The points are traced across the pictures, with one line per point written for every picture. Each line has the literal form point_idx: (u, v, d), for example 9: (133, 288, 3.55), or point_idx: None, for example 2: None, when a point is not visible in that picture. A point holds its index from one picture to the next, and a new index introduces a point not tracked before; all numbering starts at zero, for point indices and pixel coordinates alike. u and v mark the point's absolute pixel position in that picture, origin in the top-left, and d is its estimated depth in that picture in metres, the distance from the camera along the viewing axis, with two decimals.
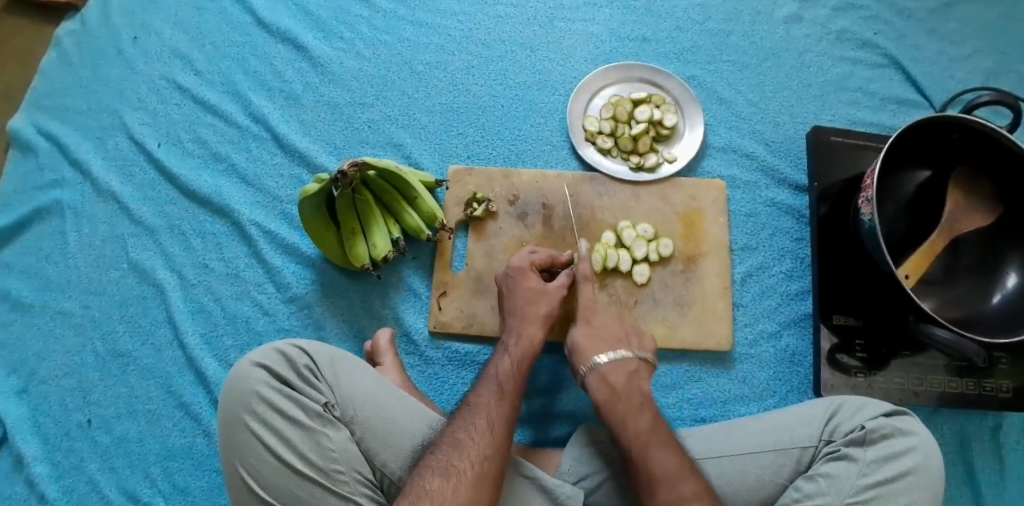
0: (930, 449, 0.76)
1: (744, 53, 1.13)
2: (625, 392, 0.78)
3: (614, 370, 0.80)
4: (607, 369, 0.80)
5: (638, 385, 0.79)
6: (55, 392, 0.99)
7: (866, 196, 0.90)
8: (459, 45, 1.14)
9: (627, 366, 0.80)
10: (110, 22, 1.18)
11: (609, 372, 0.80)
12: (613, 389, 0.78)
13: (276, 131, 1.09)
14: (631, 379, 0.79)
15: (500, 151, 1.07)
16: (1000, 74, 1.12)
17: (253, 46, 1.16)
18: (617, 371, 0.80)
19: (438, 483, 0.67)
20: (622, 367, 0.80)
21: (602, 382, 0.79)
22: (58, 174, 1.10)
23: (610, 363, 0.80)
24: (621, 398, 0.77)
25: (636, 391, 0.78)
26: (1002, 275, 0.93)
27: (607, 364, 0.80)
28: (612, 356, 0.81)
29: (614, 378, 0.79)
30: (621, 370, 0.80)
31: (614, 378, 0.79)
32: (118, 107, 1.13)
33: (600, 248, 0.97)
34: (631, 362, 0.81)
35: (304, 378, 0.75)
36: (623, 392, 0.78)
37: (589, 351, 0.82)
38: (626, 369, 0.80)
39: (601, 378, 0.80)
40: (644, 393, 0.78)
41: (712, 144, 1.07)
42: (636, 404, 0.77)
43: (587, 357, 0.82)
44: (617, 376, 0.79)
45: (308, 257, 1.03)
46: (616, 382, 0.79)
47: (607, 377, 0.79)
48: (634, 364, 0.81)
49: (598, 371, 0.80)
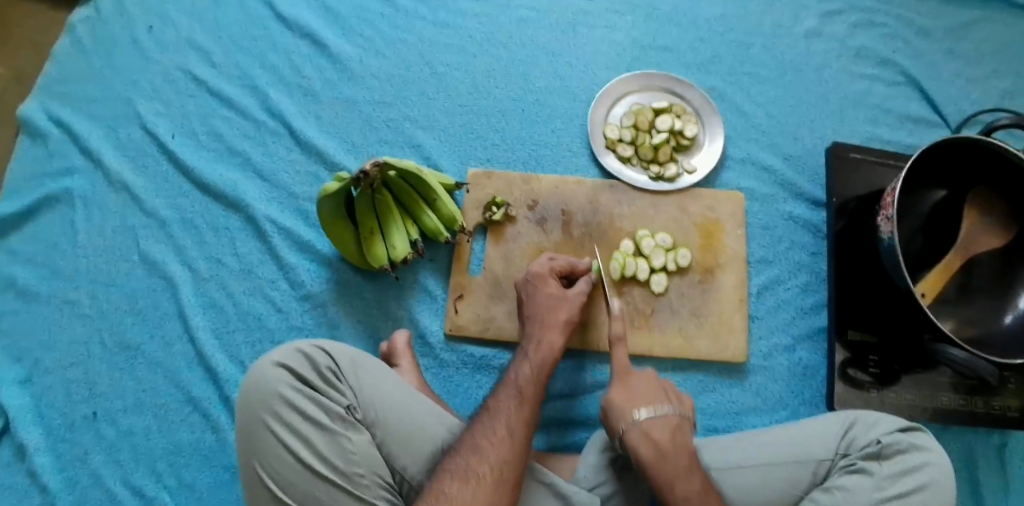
0: (944, 467, 0.77)
1: (764, 66, 1.13)
2: (671, 452, 0.73)
3: (657, 426, 0.75)
4: (649, 426, 0.75)
5: (682, 441, 0.75)
6: (60, 384, 0.98)
7: (887, 214, 0.91)
8: (481, 47, 1.13)
9: (669, 423, 0.75)
10: (127, 9, 1.16)
11: (651, 428, 0.75)
12: (658, 449, 0.73)
13: (294, 126, 1.08)
14: (675, 436, 0.75)
15: (519, 155, 1.07)
16: (1014, 97, 1.13)
17: (272, 39, 1.14)
18: (661, 428, 0.75)
19: (458, 487, 0.67)
20: (665, 425, 0.75)
21: (647, 441, 0.74)
22: (69, 161, 1.08)
23: (653, 419, 0.75)
24: (668, 459, 0.73)
25: (680, 449, 0.74)
26: (1014, 296, 0.94)
27: (650, 422, 0.75)
28: (653, 413, 0.76)
29: (659, 438, 0.74)
30: (662, 427, 0.75)
31: (659, 436, 0.74)
32: (132, 96, 1.12)
33: (619, 257, 0.97)
34: (673, 417, 0.76)
35: (326, 379, 0.74)
36: (671, 453, 0.73)
37: (629, 408, 0.77)
38: (669, 425, 0.76)
39: (644, 435, 0.74)
40: (688, 451, 0.74)
41: (731, 156, 1.07)
42: (684, 466, 0.73)
43: (628, 413, 0.77)
44: (660, 433, 0.75)
45: (324, 255, 1.02)
46: (660, 440, 0.74)
47: (649, 435, 0.74)
48: (675, 419, 0.76)
49: (640, 429, 0.75)
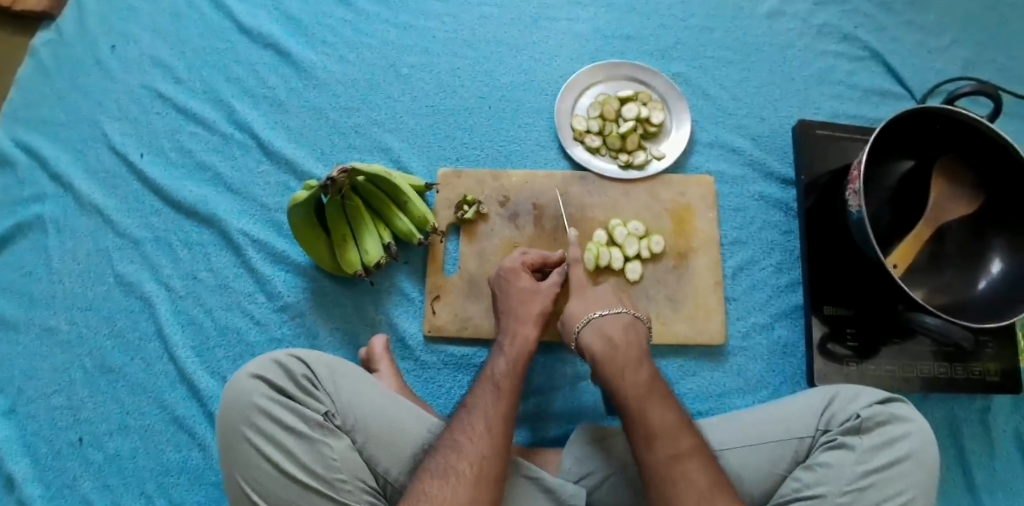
0: (924, 435, 0.77)
1: (727, 49, 1.14)
2: (623, 345, 0.78)
3: (611, 324, 0.80)
4: (604, 323, 0.81)
5: (635, 337, 0.80)
6: (43, 411, 0.98)
7: (853, 188, 0.91)
8: (444, 47, 1.13)
9: (624, 321, 0.81)
10: (87, 31, 1.16)
11: (605, 326, 0.81)
12: (611, 342, 0.79)
13: (262, 138, 1.08)
14: (629, 332, 0.80)
15: (488, 152, 1.07)
16: (977, 64, 1.14)
17: (235, 52, 1.14)
18: (615, 324, 0.81)
19: (437, 485, 0.67)
20: (619, 322, 0.81)
21: (599, 336, 0.80)
22: (38, 188, 1.07)
23: (607, 318, 0.81)
24: (619, 351, 0.77)
25: (632, 342, 0.79)
26: (986, 262, 0.96)
27: (605, 320, 0.81)
28: (608, 311, 0.82)
29: (611, 331, 0.80)
30: (617, 324, 0.81)
31: (613, 333, 0.80)
32: (99, 118, 1.11)
33: (592, 247, 0.97)
34: (626, 318, 0.82)
35: (303, 387, 0.74)
36: (622, 346, 0.78)
37: (584, 310, 0.84)
38: (623, 322, 0.81)
39: (597, 332, 0.81)
40: (640, 346, 0.79)
41: (700, 140, 1.08)
42: (634, 358, 0.77)
43: (582, 315, 0.83)
44: (615, 330, 0.80)
45: (299, 265, 1.02)
46: (612, 334, 0.80)
47: (605, 333, 0.80)
48: (630, 319, 0.82)
49: (594, 327, 0.81)
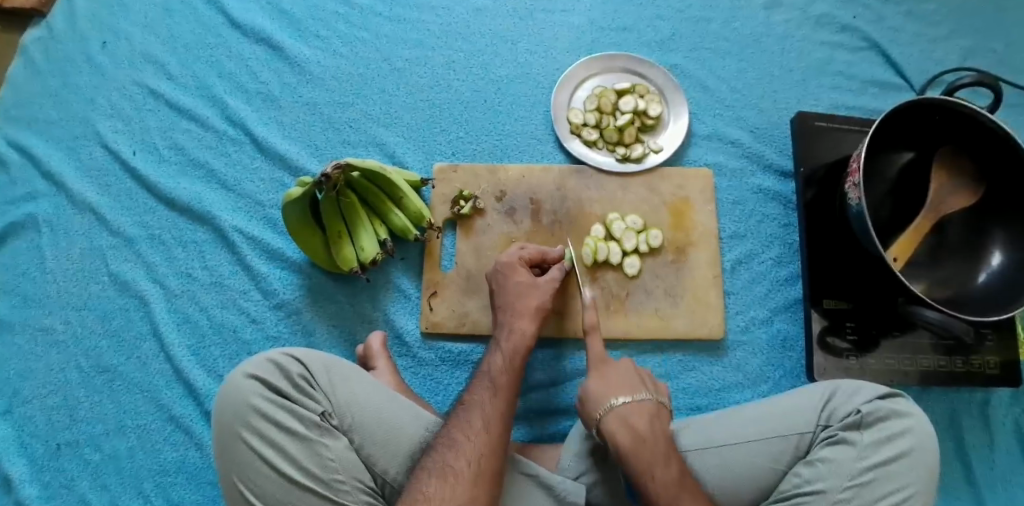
0: (924, 430, 0.77)
1: (725, 40, 1.12)
2: (650, 438, 0.74)
3: (602, 352, 0.83)
4: (628, 412, 0.76)
5: (660, 429, 0.76)
6: (39, 412, 0.97)
7: (853, 180, 0.91)
8: (439, 40, 1.12)
9: (616, 348, 0.84)
10: (77, 26, 1.14)
11: (597, 354, 0.84)
12: (602, 369, 0.82)
13: (255, 134, 1.07)
14: (655, 425, 0.76)
15: (484, 146, 1.06)
16: (977, 54, 1.13)
17: (227, 47, 1.13)
18: (638, 416, 0.76)
19: (436, 484, 0.67)
20: (642, 411, 0.76)
21: (624, 426, 0.75)
22: (30, 186, 1.06)
23: (630, 406, 0.76)
24: (646, 447, 0.73)
25: (659, 436, 0.75)
26: (986, 254, 0.95)
27: (628, 409, 0.76)
28: (629, 399, 0.77)
29: (639, 426, 0.75)
30: (642, 414, 0.76)
31: (637, 424, 0.75)
32: (90, 115, 1.10)
33: (590, 242, 0.97)
34: (616, 343, 0.84)
35: (298, 386, 0.73)
36: (612, 372, 0.81)
37: (607, 395, 0.78)
38: (647, 412, 0.77)
39: (621, 420, 0.75)
40: (666, 438, 0.75)
41: (697, 133, 1.07)
42: (662, 452, 0.73)
43: (606, 399, 0.78)
44: (641, 423, 0.75)
45: (295, 262, 1.01)
46: (641, 429, 0.75)
47: (630, 424, 0.75)
48: (653, 406, 0.78)
49: (618, 417, 0.76)
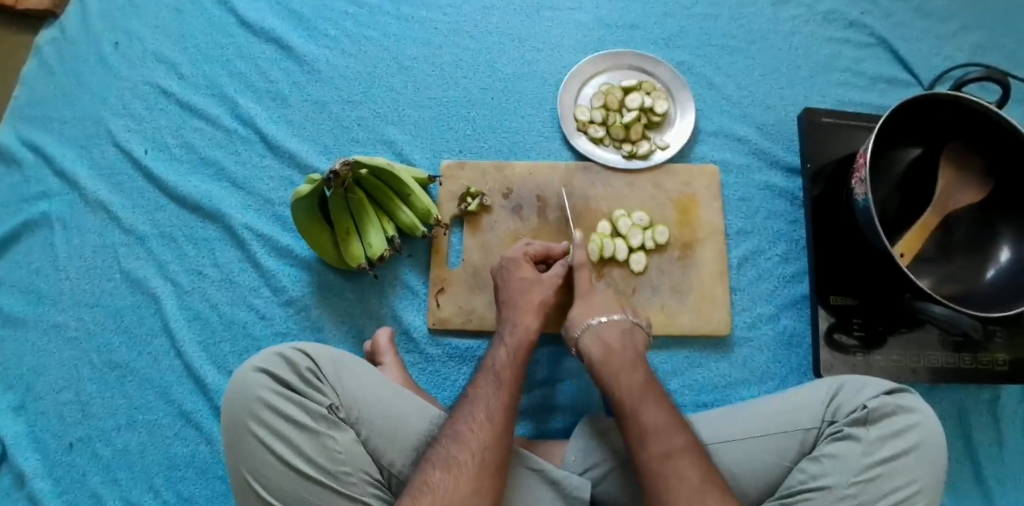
0: (931, 427, 0.77)
1: (732, 37, 1.12)
2: (618, 349, 0.79)
3: (609, 332, 0.81)
4: (602, 329, 0.82)
5: (631, 343, 0.81)
6: (52, 407, 0.98)
7: (860, 176, 0.90)
8: (446, 38, 1.13)
9: (622, 329, 0.82)
10: (90, 27, 1.16)
11: (604, 333, 0.82)
12: (608, 349, 0.80)
13: (265, 133, 1.08)
14: (625, 339, 0.81)
15: (491, 144, 1.06)
16: (986, 50, 1.12)
17: (237, 46, 1.14)
18: (613, 334, 0.81)
19: (441, 475, 0.67)
20: (615, 328, 0.82)
21: (597, 342, 0.81)
22: (44, 185, 1.08)
23: (605, 324, 0.82)
24: (615, 356, 0.78)
25: (628, 347, 0.80)
26: (994, 250, 0.95)
27: (603, 326, 0.82)
28: (606, 317, 0.83)
29: (609, 339, 0.81)
30: (614, 330, 0.82)
31: (610, 340, 0.81)
32: (103, 114, 1.12)
33: (596, 238, 0.97)
34: (623, 324, 0.83)
35: (306, 380, 0.74)
36: (618, 352, 0.79)
37: (585, 316, 0.84)
38: (620, 329, 0.82)
39: (596, 337, 0.81)
40: (664, 399, 0.75)
41: (704, 130, 1.07)
42: (629, 360, 0.78)
43: (581, 320, 0.84)
44: (612, 338, 0.81)
45: (303, 259, 1.02)
46: (610, 341, 0.80)
47: (601, 337, 0.81)
48: (627, 326, 0.83)
49: (594, 333, 0.81)
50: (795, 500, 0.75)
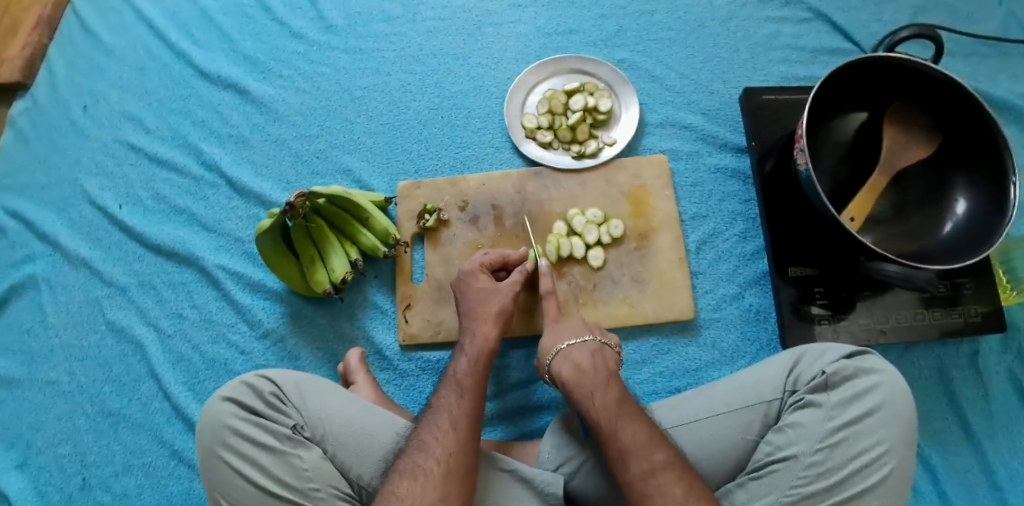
0: (894, 385, 0.77)
1: (669, 29, 1.15)
2: (590, 369, 0.79)
3: (577, 351, 0.82)
4: (572, 352, 0.83)
5: (602, 362, 0.81)
6: (52, 460, 1.02)
7: (800, 146, 0.92)
8: (394, 65, 1.17)
9: (592, 348, 0.83)
10: (60, 95, 1.22)
11: (573, 354, 0.83)
12: (579, 369, 0.80)
13: (229, 175, 1.12)
14: (596, 359, 0.81)
15: (445, 161, 1.10)
16: (924, 10, 1.14)
17: (198, 97, 1.19)
18: (583, 355, 0.82)
19: (407, 485, 0.68)
20: (584, 349, 0.83)
21: (567, 363, 0.81)
22: (28, 249, 1.13)
23: (573, 346, 0.83)
24: (587, 376, 0.78)
25: (600, 367, 0.80)
26: (950, 204, 0.95)
27: (571, 348, 0.83)
28: (574, 340, 0.84)
29: (581, 361, 0.81)
30: (585, 352, 0.82)
31: (580, 360, 0.81)
32: (79, 176, 1.17)
33: (552, 239, 0.99)
34: (593, 343, 0.84)
35: (271, 404, 0.77)
36: (590, 371, 0.79)
37: (554, 342, 0.86)
38: (590, 350, 0.83)
39: (566, 360, 0.82)
40: (608, 368, 0.80)
41: (650, 122, 1.09)
42: (601, 379, 0.77)
43: (551, 346, 0.85)
44: (582, 358, 0.81)
45: (276, 291, 1.06)
46: (583, 362, 0.81)
47: (572, 360, 0.81)
48: (596, 346, 0.84)
49: (563, 354, 0.83)
50: (765, 472, 0.75)
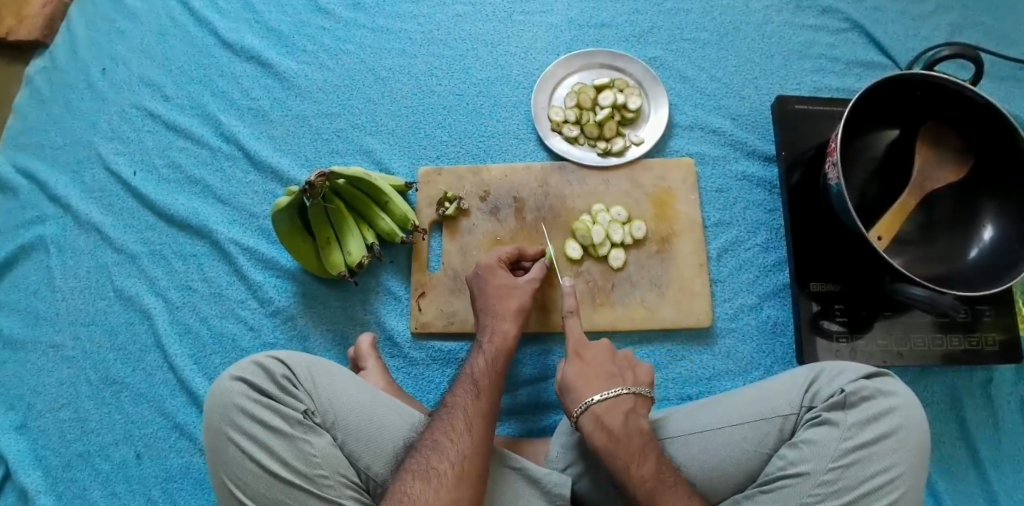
0: (911, 409, 0.76)
1: (704, 30, 1.13)
2: (624, 437, 0.73)
3: (609, 413, 0.75)
4: (603, 410, 0.75)
5: (636, 425, 0.75)
6: (52, 424, 1.01)
7: (832, 160, 0.90)
8: (421, 47, 1.14)
9: (624, 406, 0.76)
10: (78, 55, 1.20)
11: (604, 413, 0.75)
12: (611, 434, 0.74)
13: (247, 149, 1.10)
14: (628, 419, 0.75)
15: (468, 149, 1.08)
16: (964, 28, 1.11)
17: (219, 67, 1.17)
18: (614, 413, 0.75)
19: (419, 486, 0.68)
20: (617, 408, 0.76)
21: (599, 428, 0.74)
22: (38, 209, 1.11)
23: (604, 404, 0.76)
24: (621, 443, 0.73)
25: (633, 432, 0.74)
26: (977, 230, 0.93)
27: (603, 408, 0.75)
28: (605, 395, 0.76)
29: (612, 422, 0.75)
30: (618, 410, 0.75)
31: (613, 422, 0.75)
32: (93, 139, 1.15)
33: (582, 224, 0.97)
34: (626, 402, 0.76)
35: (283, 387, 0.75)
36: (623, 436, 0.73)
37: (582, 391, 0.78)
38: (622, 409, 0.76)
39: (597, 422, 0.75)
40: (642, 432, 0.74)
41: (679, 123, 1.07)
42: (638, 449, 0.73)
43: (581, 398, 0.77)
44: (614, 419, 0.75)
45: (289, 270, 1.04)
46: (613, 425, 0.74)
47: (604, 422, 0.75)
48: (630, 401, 0.77)
49: (594, 416, 0.75)
50: (775, 487, 0.74)
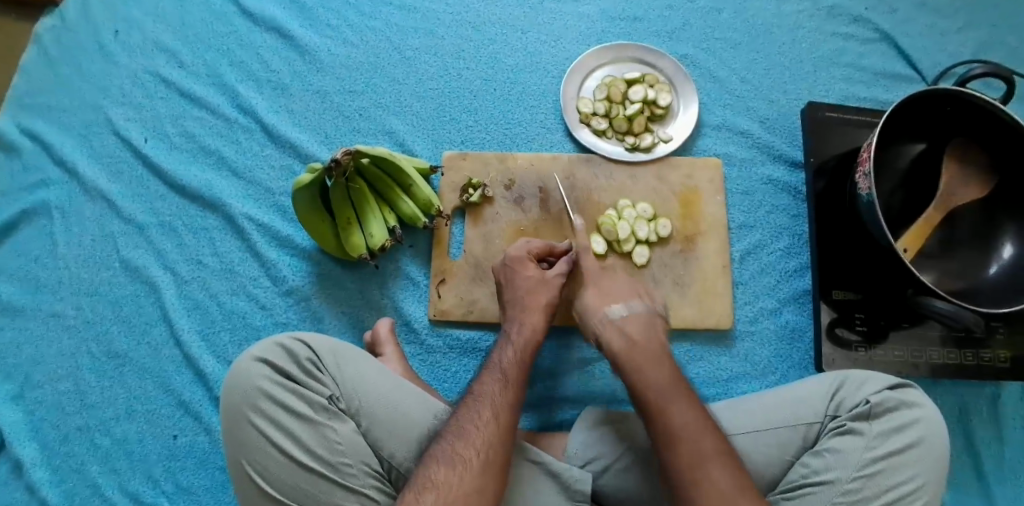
0: (934, 422, 0.76)
1: (735, 30, 1.12)
2: (642, 343, 0.77)
3: (630, 324, 0.79)
4: (623, 322, 0.80)
5: (654, 336, 0.79)
6: (50, 396, 0.97)
7: (863, 169, 0.90)
8: (449, 28, 1.12)
9: (643, 319, 0.80)
10: (91, 15, 1.15)
11: (626, 326, 0.80)
12: (631, 343, 0.77)
13: (265, 122, 1.07)
14: (648, 332, 0.79)
15: (493, 135, 1.06)
16: (990, 46, 1.12)
17: (238, 36, 1.13)
18: (636, 326, 0.79)
19: (444, 471, 0.66)
20: (637, 320, 0.80)
21: (619, 334, 0.79)
22: (42, 173, 1.07)
23: (626, 317, 0.80)
24: (639, 350, 0.76)
25: (652, 340, 0.78)
26: (997, 247, 0.94)
27: (625, 320, 0.80)
28: (627, 310, 0.81)
29: (633, 333, 0.78)
30: (637, 323, 0.79)
31: (633, 332, 0.78)
32: (103, 103, 1.11)
33: (608, 219, 0.97)
34: (643, 315, 0.81)
35: (307, 371, 0.74)
36: (643, 344, 0.77)
37: (602, 308, 0.82)
38: (641, 322, 0.80)
39: (617, 329, 0.79)
40: (661, 344, 0.78)
41: (707, 123, 1.07)
42: (652, 355, 0.75)
43: (598, 313, 0.82)
44: (634, 329, 0.79)
45: (304, 249, 1.02)
46: (634, 335, 0.78)
47: (624, 332, 0.79)
48: (647, 317, 0.81)
49: (615, 326, 0.79)
50: (799, 494, 0.74)
